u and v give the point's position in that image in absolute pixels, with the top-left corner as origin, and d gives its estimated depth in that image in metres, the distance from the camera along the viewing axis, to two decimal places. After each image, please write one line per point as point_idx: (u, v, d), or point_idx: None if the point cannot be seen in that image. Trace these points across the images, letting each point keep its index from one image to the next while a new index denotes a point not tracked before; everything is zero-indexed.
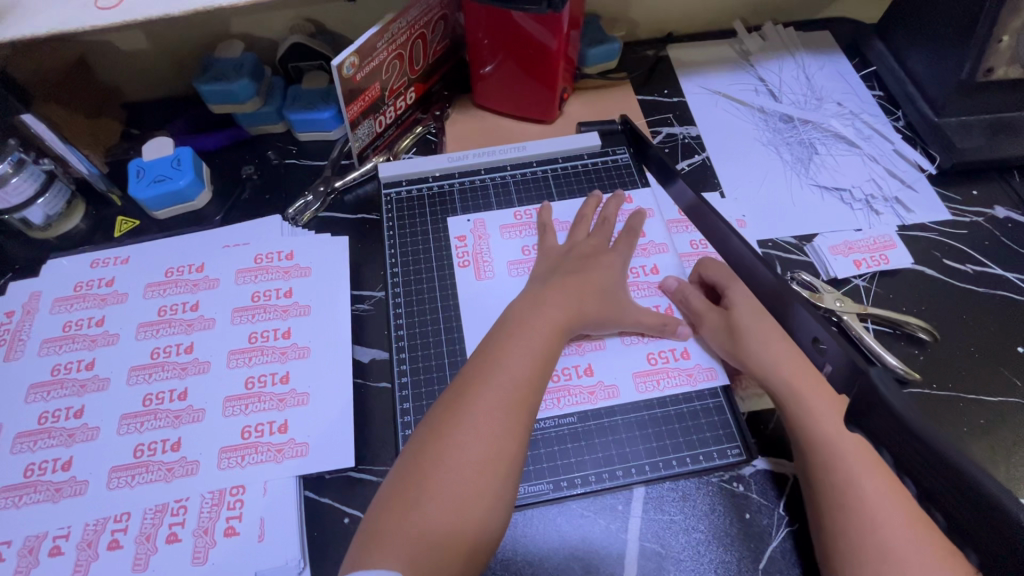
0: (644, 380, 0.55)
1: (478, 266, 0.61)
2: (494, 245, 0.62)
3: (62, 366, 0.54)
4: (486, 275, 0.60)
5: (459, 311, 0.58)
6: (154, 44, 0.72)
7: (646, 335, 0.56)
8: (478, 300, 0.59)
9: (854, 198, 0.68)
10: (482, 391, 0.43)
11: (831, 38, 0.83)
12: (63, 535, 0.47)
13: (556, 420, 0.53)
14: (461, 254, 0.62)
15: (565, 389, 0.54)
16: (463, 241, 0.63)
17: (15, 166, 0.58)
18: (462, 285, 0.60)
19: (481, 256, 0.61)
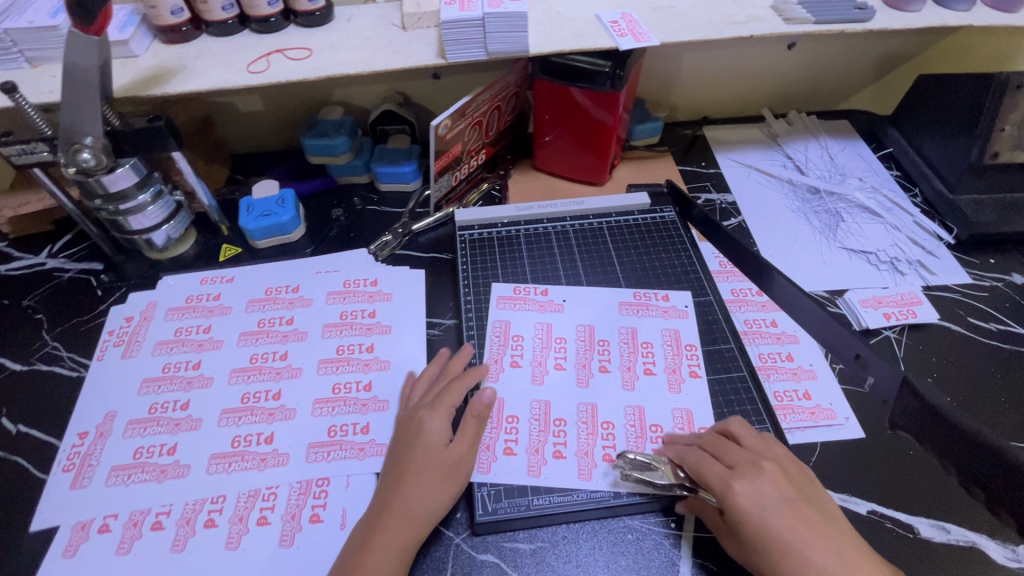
0: (642, 439, 0.57)
1: (539, 305, 0.67)
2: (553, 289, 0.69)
3: (171, 365, 0.62)
4: (546, 328, 0.65)
5: (504, 329, 0.65)
6: (267, 106, 0.85)
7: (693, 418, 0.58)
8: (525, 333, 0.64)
9: (879, 260, 0.75)
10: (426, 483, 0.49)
11: (850, 126, 0.93)
12: (164, 511, 0.51)
13: (572, 455, 0.56)
14: (521, 291, 0.69)
15: (571, 427, 0.57)
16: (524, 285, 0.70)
17: (154, 196, 0.68)
18: (515, 316, 0.66)
19: (544, 299, 0.68)
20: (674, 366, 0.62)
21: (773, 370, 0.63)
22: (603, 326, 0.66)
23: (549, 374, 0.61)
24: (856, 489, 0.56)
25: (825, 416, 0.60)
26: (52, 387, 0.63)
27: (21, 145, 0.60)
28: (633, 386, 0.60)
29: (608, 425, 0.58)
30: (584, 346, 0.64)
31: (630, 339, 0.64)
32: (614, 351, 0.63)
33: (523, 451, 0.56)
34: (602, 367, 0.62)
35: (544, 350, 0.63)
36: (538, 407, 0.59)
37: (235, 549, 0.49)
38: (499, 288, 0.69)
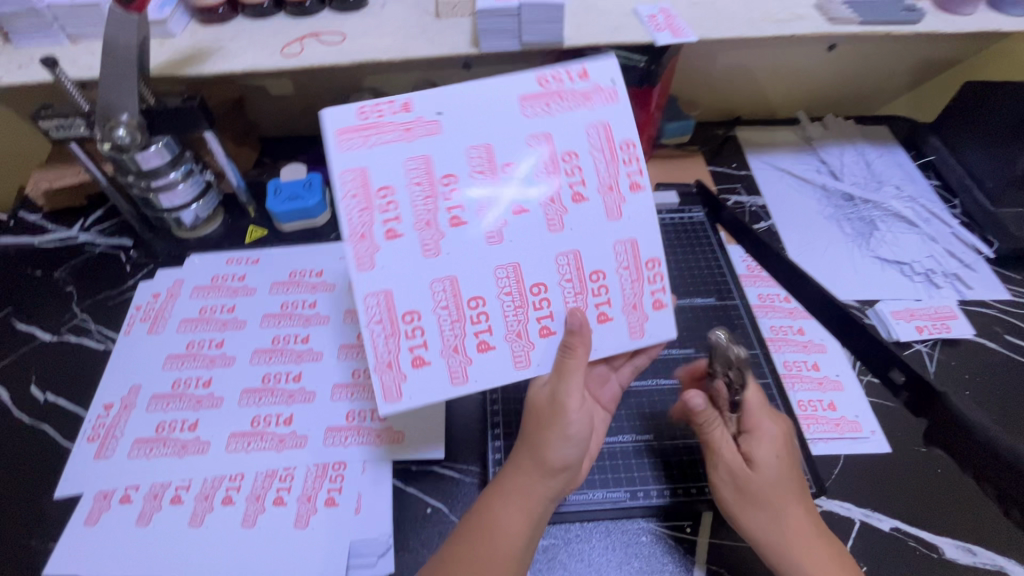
0: (583, 294, 0.50)
1: (403, 132, 0.48)
2: (389, 154, 0.47)
3: (196, 342, 0.63)
4: (430, 223, 0.48)
5: (363, 180, 0.47)
6: (298, 91, 0.85)
7: (627, 266, 0.51)
8: (483, 291, 0.49)
9: (914, 271, 0.72)
10: (490, 513, 0.46)
11: (889, 133, 0.91)
12: (184, 486, 0.52)
13: (500, 342, 0.49)
14: (386, 227, 0.47)
15: (492, 305, 0.49)
16: (359, 152, 0.47)
17: (184, 175, 0.68)
18: (421, 300, 0.48)
19: (392, 201, 0.47)
20: (611, 179, 0.50)
21: (798, 380, 0.62)
22: (502, 146, 0.49)
23: (528, 274, 0.49)
24: (879, 504, 0.54)
25: (850, 428, 0.58)
26: (80, 358, 0.64)
27: (59, 119, 0.61)
28: (563, 228, 0.49)
29: (602, 275, 0.51)
30: (488, 191, 0.49)
31: (547, 156, 0.50)
32: (534, 189, 0.49)
33: (437, 357, 0.48)
34: (518, 210, 0.49)
35: (516, 306, 0.49)
36: (442, 288, 0.48)
37: (251, 527, 0.50)
38: (341, 160, 0.47)
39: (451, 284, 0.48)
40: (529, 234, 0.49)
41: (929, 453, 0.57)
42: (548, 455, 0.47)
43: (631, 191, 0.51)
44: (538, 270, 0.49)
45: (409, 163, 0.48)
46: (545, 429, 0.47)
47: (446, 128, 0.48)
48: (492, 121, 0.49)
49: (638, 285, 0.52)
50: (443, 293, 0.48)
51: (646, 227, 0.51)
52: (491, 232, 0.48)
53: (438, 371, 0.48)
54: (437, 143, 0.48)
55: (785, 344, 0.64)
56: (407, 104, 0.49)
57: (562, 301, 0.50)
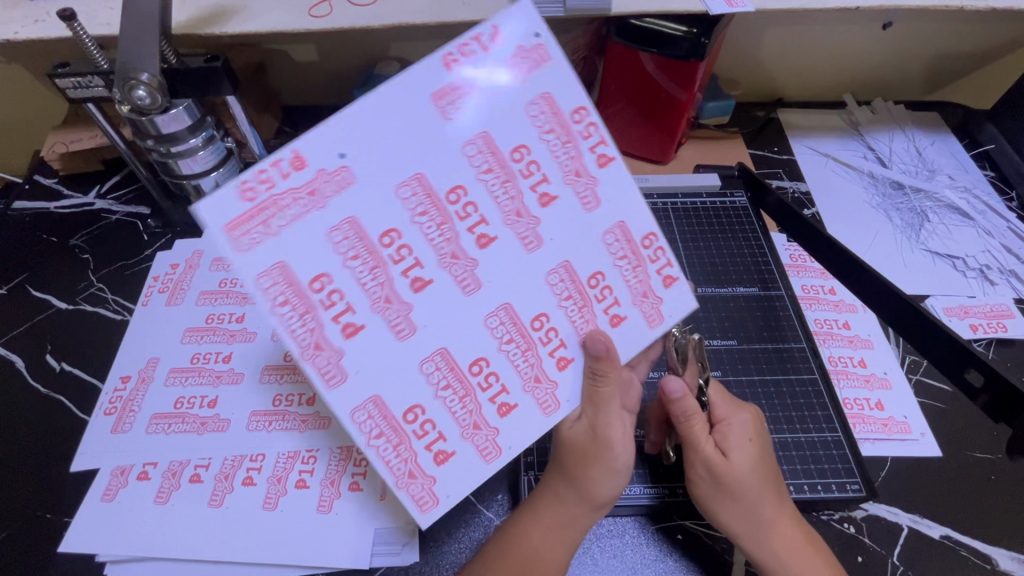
0: (589, 309, 0.42)
1: (331, 176, 0.35)
2: (355, 193, 0.35)
3: (215, 316, 0.60)
4: (456, 253, 0.38)
5: (286, 279, 0.35)
6: (322, 57, 0.82)
7: (625, 253, 0.42)
8: (484, 351, 0.40)
9: (967, 266, 0.68)
10: (529, 543, 0.43)
11: (941, 119, 0.86)
12: (203, 465, 0.50)
13: (519, 395, 0.41)
14: (340, 323, 0.36)
15: (497, 364, 0.40)
16: (267, 245, 0.34)
17: (205, 141, 0.65)
18: (415, 390, 0.38)
19: (333, 289, 0.36)
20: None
21: (844, 376, 0.59)
22: (503, 129, 0.38)
23: (580, 267, 0.41)
24: (930, 510, 0.51)
25: (899, 429, 0.55)
26: (96, 328, 0.62)
27: (77, 77, 0.58)
28: (598, 202, 0.41)
29: (654, 237, 0.42)
30: (505, 189, 0.39)
31: (553, 127, 0.39)
32: (553, 171, 0.40)
33: (456, 441, 0.40)
34: (545, 199, 0.40)
35: (523, 354, 0.41)
36: (440, 360, 0.39)
37: (272, 510, 0.48)
38: (249, 264, 0.34)
39: (444, 357, 0.39)
40: (569, 220, 0.40)
41: (984, 458, 0.54)
42: (594, 491, 0.44)
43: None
44: (587, 259, 0.41)
45: (401, 188, 0.36)
46: (590, 465, 0.43)
47: (360, 173, 0.35)
48: (448, 111, 0.37)
49: (676, 239, 0.43)
50: (438, 371, 0.39)
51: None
52: (526, 236, 0.40)
53: (465, 457, 0.40)
54: (418, 153, 0.36)
55: (829, 338, 0.61)
56: (309, 149, 0.35)
57: (622, 282, 0.42)
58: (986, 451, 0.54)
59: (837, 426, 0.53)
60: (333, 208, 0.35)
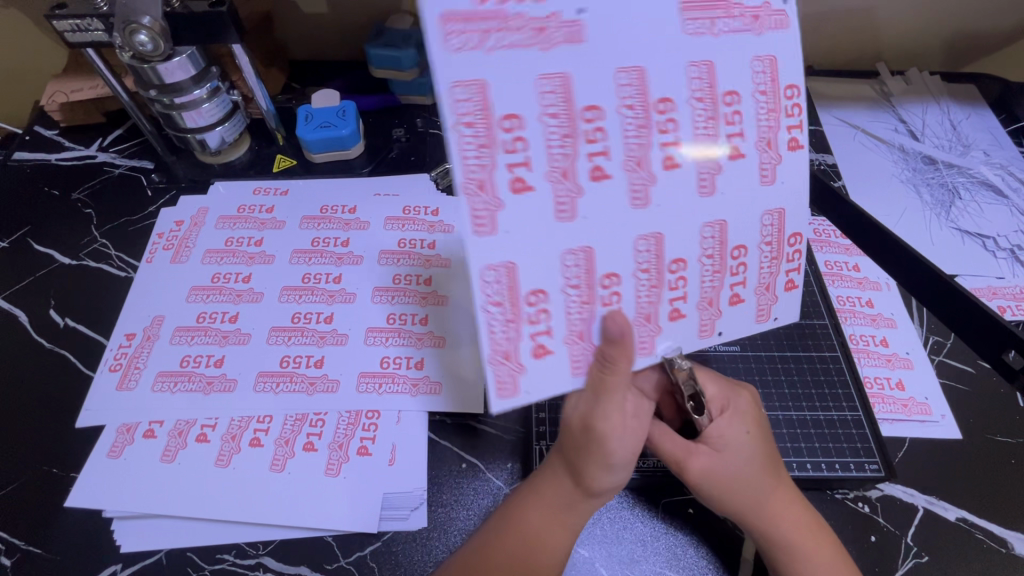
0: (719, 277, 0.40)
1: (535, 32, 0.32)
2: (519, 61, 0.32)
3: (221, 275, 0.59)
4: (567, 172, 0.34)
5: (484, 96, 0.32)
6: (331, 10, 0.78)
7: (770, 244, 0.40)
8: (621, 267, 0.37)
9: (998, 246, 0.66)
10: (524, 530, 0.42)
11: (978, 92, 0.82)
12: (210, 425, 0.50)
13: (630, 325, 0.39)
14: (513, 173, 0.33)
15: (628, 287, 0.38)
16: (474, 57, 0.31)
17: (210, 93, 0.63)
18: (549, 276, 0.36)
19: (520, 138, 0.33)
20: (770, 133, 0.38)
21: (865, 355, 0.57)
22: (662, 73, 0.35)
23: (671, 246, 0.38)
24: (946, 492, 0.50)
25: (919, 410, 0.54)
26: (100, 284, 0.61)
27: (75, 19, 0.55)
28: (715, 190, 0.37)
29: (744, 251, 0.40)
30: (636, 133, 0.35)
31: (704, 91, 0.36)
32: (688, 136, 0.36)
33: (560, 345, 0.38)
34: (669, 162, 0.36)
35: (652, 287, 0.38)
36: (577, 258, 0.36)
37: (280, 472, 0.47)
38: (453, 66, 0.31)
39: (588, 256, 0.36)
40: (674, 198, 0.37)
41: (1006, 443, 0.52)
42: (592, 484, 0.42)
43: (789, 149, 0.39)
44: None
45: (543, 81, 0.32)
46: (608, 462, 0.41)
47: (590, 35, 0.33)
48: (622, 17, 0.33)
49: (775, 264, 0.41)
50: (576, 268, 0.36)
51: (799, 185, 0.40)
52: (637, 191, 0.36)
53: (560, 361, 0.38)
54: (579, 55, 0.33)
55: (851, 316, 0.60)
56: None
57: (700, 280, 0.39)
58: (1009, 436, 0.53)
59: (858, 405, 0.52)
60: (475, 59, 0.31)
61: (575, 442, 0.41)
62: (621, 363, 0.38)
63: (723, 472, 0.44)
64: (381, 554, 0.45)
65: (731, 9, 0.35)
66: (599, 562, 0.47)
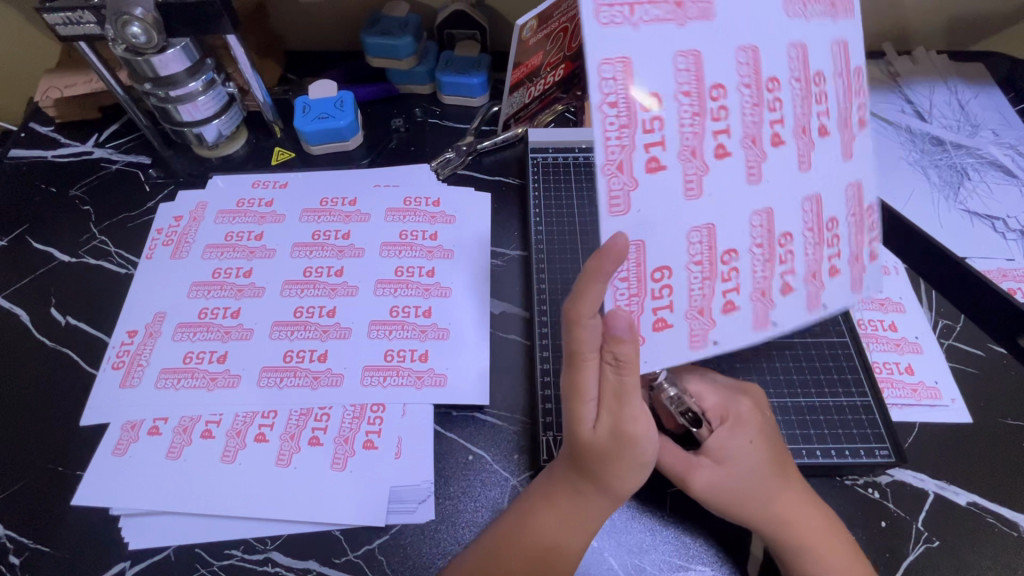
0: (820, 246, 0.39)
1: (674, 8, 0.34)
2: (659, 37, 0.33)
3: (222, 270, 0.58)
4: (694, 151, 0.35)
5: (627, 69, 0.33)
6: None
7: (855, 212, 0.40)
8: (737, 242, 0.37)
9: (1007, 228, 0.65)
10: (544, 532, 0.42)
11: (985, 70, 0.80)
12: (214, 421, 0.49)
13: (746, 301, 0.38)
14: (649, 153, 0.34)
15: (745, 261, 0.38)
16: (621, 33, 0.33)
17: (206, 85, 0.62)
18: (676, 251, 0.36)
19: (658, 116, 0.34)
20: (844, 112, 0.39)
21: (873, 340, 0.56)
22: (769, 53, 0.36)
23: (779, 219, 0.38)
24: (956, 476, 0.50)
25: (928, 395, 0.53)
26: (101, 281, 0.60)
27: (67, 12, 0.54)
28: (812, 166, 0.38)
29: (836, 223, 0.40)
30: (751, 111, 0.36)
31: (800, 72, 0.37)
32: (790, 115, 0.37)
33: (681, 318, 0.37)
34: (777, 139, 0.37)
35: (765, 262, 0.38)
36: (700, 233, 0.36)
37: (286, 467, 0.47)
38: (599, 42, 0.32)
39: (710, 232, 0.36)
40: (782, 174, 0.37)
41: (1016, 426, 0.52)
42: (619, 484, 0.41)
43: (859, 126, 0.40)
44: (660, 246, 0.35)
45: (679, 57, 0.34)
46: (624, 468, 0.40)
47: (722, 13, 0.35)
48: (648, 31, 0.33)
49: (859, 237, 0.41)
50: (700, 244, 0.36)
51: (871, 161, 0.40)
52: (751, 168, 0.37)
53: (679, 334, 0.38)
54: (709, 33, 0.35)
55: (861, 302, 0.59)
56: None
57: (805, 252, 0.39)
58: (1018, 419, 0.52)
59: (865, 390, 0.52)
60: (622, 36, 0.33)
61: (582, 453, 0.40)
62: (634, 366, 0.37)
63: (725, 487, 0.44)
64: (391, 547, 0.45)
65: (814, 1, 0.38)
66: (609, 552, 0.47)
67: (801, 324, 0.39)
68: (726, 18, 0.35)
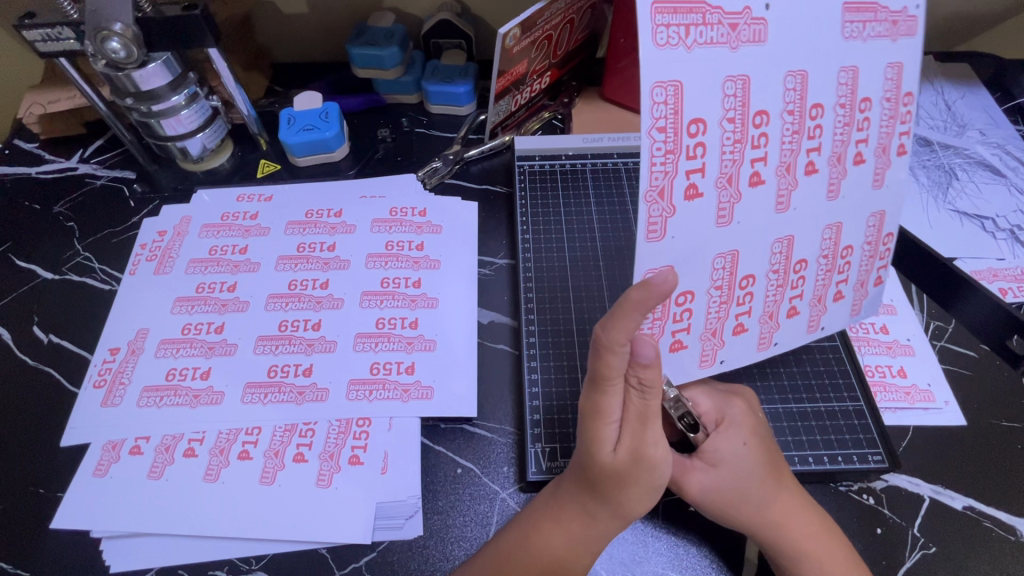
0: (830, 274, 0.42)
1: (728, 31, 0.33)
2: (707, 60, 0.33)
3: (206, 285, 0.58)
4: (731, 178, 0.35)
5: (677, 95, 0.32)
6: (312, 9, 0.76)
7: (871, 244, 0.42)
8: (757, 269, 0.40)
9: (997, 227, 0.65)
10: (550, 545, 0.41)
11: (972, 70, 0.80)
12: (197, 439, 0.49)
13: (755, 325, 0.43)
14: (689, 179, 0.34)
15: (761, 285, 0.40)
16: (677, 56, 0.32)
17: (189, 99, 0.61)
18: (700, 278, 0.38)
19: (702, 141, 0.33)
20: (886, 139, 0.39)
21: (865, 343, 0.56)
22: (821, 75, 0.36)
23: (798, 248, 0.40)
24: (952, 480, 0.49)
25: (922, 398, 0.53)
26: (84, 298, 0.60)
27: (45, 28, 0.53)
28: (840, 194, 0.39)
29: (850, 252, 0.42)
30: (790, 138, 0.36)
31: (846, 97, 0.37)
32: (828, 143, 0.37)
33: (697, 340, 0.41)
34: (809, 167, 0.38)
35: (777, 287, 0.41)
36: (724, 259, 0.38)
37: (270, 485, 0.46)
38: (657, 63, 0.32)
39: (733, 258, 0.38)
40: (808, 202, 0.39)
41: (1011, 428, 0.51)
42: (632, 503, 0.40)
43: (893, 155, 0.40)
44: (690, 273, 0.38)
45: (728, 82, 0.33)
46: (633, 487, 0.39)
47: (774, 34, 0.34)
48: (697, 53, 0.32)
49: (871, 263, 0.43)
50: (723, 269, 0.39)
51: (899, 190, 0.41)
52: (781, 196, 0.38)
53: (692, 354, 0.42)
54: (761, 55, 0.34)
55: None
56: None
57: (815, 279, 0.42)
58: (1014, 420, 0.52)
59: (858, 394, 0.51)
60: (677, 58, 0.32)
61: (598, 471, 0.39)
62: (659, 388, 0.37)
63: (720, 490, 0.43)
64: (377, 565, 0.44)
65: (879, 14, 0.36)
66: (600, 565, 0.46)
67: (799, 342, 0.44)
68: (782, 43, 0.34)
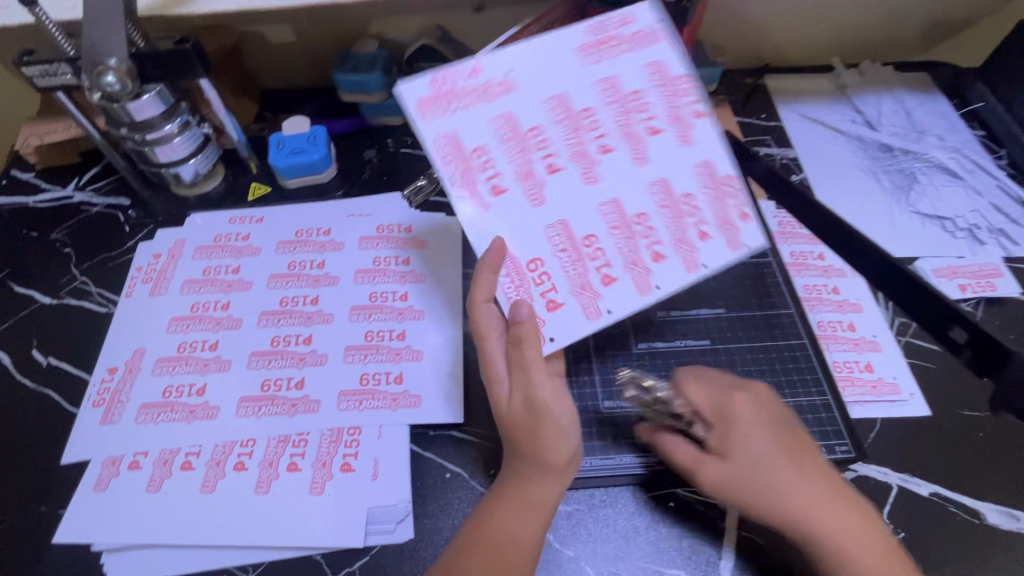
0: (681, 220, 0.48)
1: (484, 88, 0.47)
2: (495, 105, 0.47)
3: (200, 304, 0.60)
4: (530, 174, 0.48)
5: (508, 124, 0.47)
6: (299, 37, 0.79)
7: (709, 187, 0.48)
8: (594, 229, 0.48)
9: (957, 226, 0.68)
10: (503, 522, 0.43)
11: (931, 79, 0.84)
12: (194, 452, 0.50)
13: (623, 274, 0.48)
14: (493, 185, 0.47)
15: (607, 242, 0.48)
16: (455, 117, 0.46)
17: (181, 127, 0.64)
18: (538, 245, 0.48)
19: (543, 138, 0.48)
20: (677, 110, 0.48)
21: (834, 340, 0.58)
22: (577, 92, 0.48)
23: (629, 206, 0.48)
24: (918, 469, 0.51)
25: (888, 391, 0.55)
26: (82, 321, 0.62)
27: (43, 65, 0.56)
28: (646, 158, 0.48)
29: (691, 198, 0.48)
30: (572, 136, 0.48)
31: (615, 97, 0.48)
32: (612, 134, 0.48)
33: (570, 296, 0.48)
34: (603, 150, 0.48)
35: (627, 240, 0.48)
36: (556, 232, 0.48)
37: (265, 494, 0.48)
38: (479, 116, 0.46)
39: (565, 227, 0.48)
40: (617, 173, 0.48)
41: (973, 416, 0.54)
42: (547, 457, 0.44)
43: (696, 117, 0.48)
44: (527, 244, 0.48)
45: (549, 101, 0.47)
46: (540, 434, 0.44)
47: (521, 81, 0.47)
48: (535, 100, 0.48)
49: (719, 205, 0.48)
50: (559, 236, 0.48)
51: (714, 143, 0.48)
52: (587, 172, 0.48)
53: (572, 309, 0.48)
54: (521, 92, 0.47)
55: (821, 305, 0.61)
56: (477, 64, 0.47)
57: (665, 226, 0.48)
58: (977, 410, 0.54)
59: (824, 390, 0.53)
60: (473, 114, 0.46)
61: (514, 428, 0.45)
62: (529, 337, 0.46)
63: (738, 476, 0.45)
64: (370, 568, 0.46)
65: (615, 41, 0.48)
66: (585, 561, 0.48)
67: (678, 284, 0.48)
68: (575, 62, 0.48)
